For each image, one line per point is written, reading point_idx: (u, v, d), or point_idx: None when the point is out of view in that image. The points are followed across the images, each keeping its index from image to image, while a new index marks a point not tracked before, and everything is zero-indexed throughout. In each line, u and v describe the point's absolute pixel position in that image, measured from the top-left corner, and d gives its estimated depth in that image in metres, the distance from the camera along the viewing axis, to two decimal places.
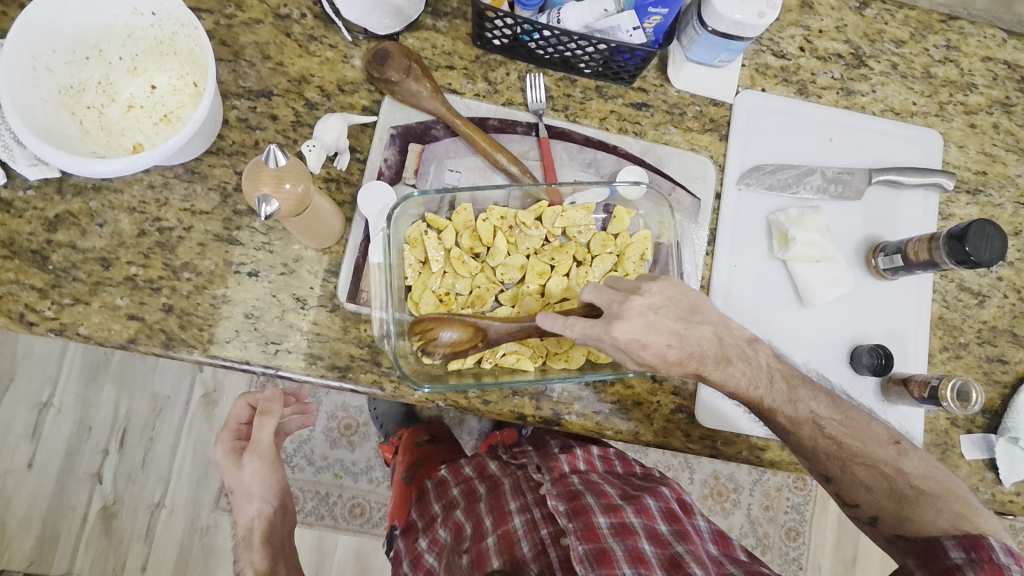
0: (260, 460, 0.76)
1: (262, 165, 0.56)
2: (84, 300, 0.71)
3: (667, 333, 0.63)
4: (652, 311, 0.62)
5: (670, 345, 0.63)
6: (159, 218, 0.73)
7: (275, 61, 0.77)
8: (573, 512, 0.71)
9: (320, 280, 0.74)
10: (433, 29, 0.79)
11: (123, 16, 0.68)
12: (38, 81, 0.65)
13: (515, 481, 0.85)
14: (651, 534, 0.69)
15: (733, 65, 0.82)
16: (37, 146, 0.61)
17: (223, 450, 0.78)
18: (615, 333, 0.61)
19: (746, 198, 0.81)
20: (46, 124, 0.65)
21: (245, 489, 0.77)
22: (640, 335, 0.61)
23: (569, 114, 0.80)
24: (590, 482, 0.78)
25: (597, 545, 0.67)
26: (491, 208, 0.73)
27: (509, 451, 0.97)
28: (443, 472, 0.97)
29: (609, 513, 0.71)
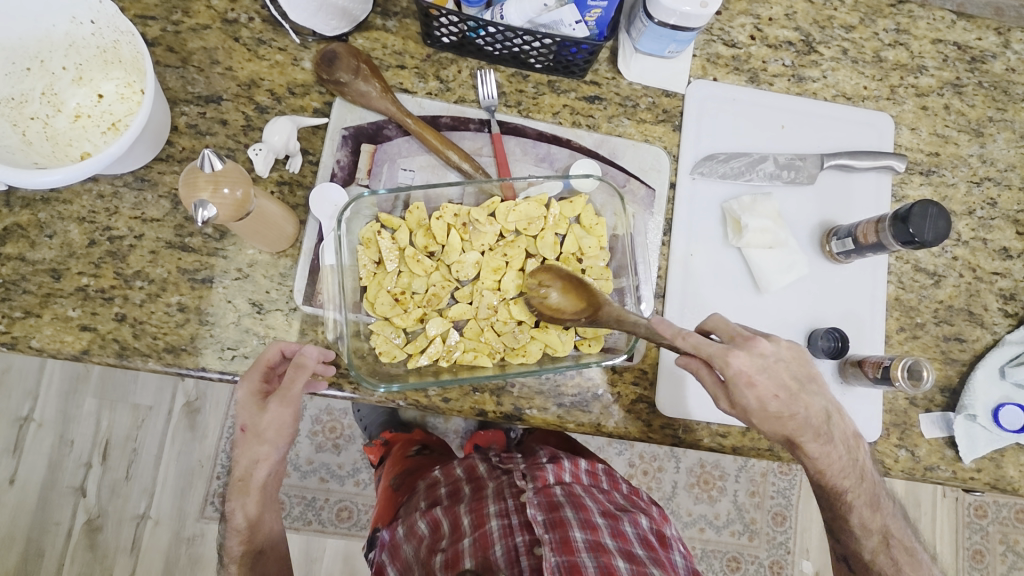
0: (286, 409, 0.68)
1: (200, 172, 0.56)
2: (36, 312, 0.70)
3: (777, 384, 0.65)
4: (773, 357, 0.65)
5: (773, 395, 0.65)
6: (109, 227, 0.73)
7: (224, 66, 0.77)
8: (550, 523, 0.71)
9: (275, 283, 0.74)
10: (383, 29, 0.79)
11: (62, 25, 0.67)
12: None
13: (499, 486, 0.81)
14: (625, 554, 0.70)
15: (684, 55, 0.83)
16: None
17: (245, 390, 0.68)
18: (729, 362, 0.64)
19: (700, 187, 0.81)
20: None
21: (260, 431, 0.68)
22: (751, 373, 0.64)
23: (522, 110, 0.81)
24: (573, 495, 0.77)
25: (570, 558, 0.67)
26: (444, 205, 0.73)
27: (498, 455, 0.95)
28: (435, 473, 0.94)
29: (585, 529, 0.71)
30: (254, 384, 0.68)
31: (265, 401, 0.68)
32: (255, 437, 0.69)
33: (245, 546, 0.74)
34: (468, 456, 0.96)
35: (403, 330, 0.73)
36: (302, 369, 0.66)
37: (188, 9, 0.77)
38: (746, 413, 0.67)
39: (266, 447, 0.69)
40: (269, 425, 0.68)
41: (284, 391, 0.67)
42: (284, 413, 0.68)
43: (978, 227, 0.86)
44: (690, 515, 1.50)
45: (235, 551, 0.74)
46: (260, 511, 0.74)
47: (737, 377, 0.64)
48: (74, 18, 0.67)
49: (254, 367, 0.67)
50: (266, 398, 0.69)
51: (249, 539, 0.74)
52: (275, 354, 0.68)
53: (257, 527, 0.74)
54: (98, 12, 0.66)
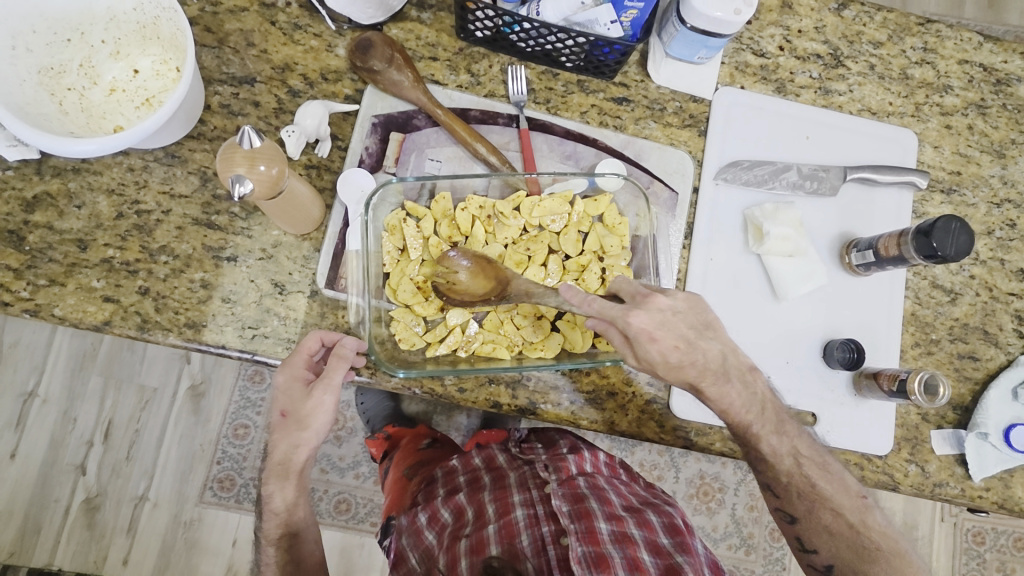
0: (329, 398, 0.69)
1: (236, 148, 0.56)
2: (60, 281, 0.71)
3: (675, 336, 0.65)
4: (670, 311, 0.65)
5: (673, 347, 0.65)
6: (138, 201, 0.73)
7: (259, 49, 0.78)
8: (576, 514, 0.72)
9: (299, 266, 0.74)
10: (417, 20, 0.80)
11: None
12: (16, 60, 0.65)
13: (521, 475, 0.83)
14: (651, 546, 0.70)
15: (713, 62, 0.83)
16: (16, 126, 0.61)
17: (287, 378, 0.69)
18: (630, 322, 0.63)
19: (723, 193, 0.82)
20: (23, 103, 0.66)
21: (302, 418, 0.70)
22: (650, 329, 0.64)
23: (550, 108, 0.81)
24: (596, 487, 0.79)
25: (596, 548, 0.67)
26: (469, 197, 0.74)
27: (517, 446, 0.95)
28: (453, 461, 0.95)
29: (610, 521, 0.72)
30: (297, 371, 0.69)
31: (307, 389, 0.69)
32: (296, 423, 0.71)
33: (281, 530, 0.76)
34: (486, 447, 0.96)
35: (423, 318, 0.73)
36: (345, 359, 0.68)
37: None
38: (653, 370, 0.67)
39: (307, 433, 0.70)
40: (310, 412, 0.70)
41: (324, 379, 0.68)
42: (324, 402, 0.69)
43: (996, 247, 0.87)
44: None
45: (272, 533, 0.76)
46: (297, 495, 0.76)
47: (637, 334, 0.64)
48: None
49: (295, 356, 0.68)
50: (307, 387, 0.70)
51: (287, 521, 0.76)
52: (316, 342, 0.69)
53: (294, 512, 0.76)
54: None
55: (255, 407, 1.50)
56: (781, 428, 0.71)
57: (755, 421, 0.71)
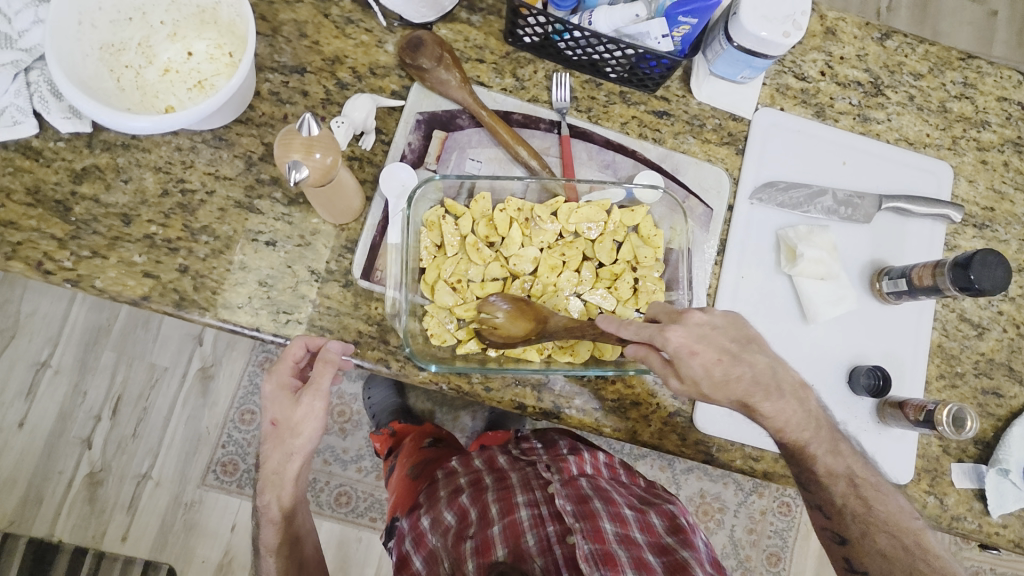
0: (318, 402, 0.69)
1: (297, 134, 0.57)
2: (102, 253, 0.72)
3: (717, 349, 0.66)
4: (709, 325, 0.66)
5: (717, 360, 0.65)
6: (183, 180, 0.75)
7: (311, 40, 0.79)
8: (580, 514, 0.71)
9: (335, 255, 0.75)
10: (467, 22, 0.82)
11: None
12: (82, 35, 0.67)
13: (524, 476, 0.83)
14: (656, 546, 0.70)
15: (755, 82, 0.84)
16: (76, 99, 0.63)
17: (275, 386, 0.70)
18: (668, 338, 0.64)
19: (757, 212, 0.82)
20: (85, 77, 0.67)
21: (292, 425, 0.70)
22: (692, 344, 0.64)
23: (592, 117, 0.82)
24: (600, 488, 0.79)
25: (602, 547, 0.67)
26: (508, 199, 0.75)
27: (518, 447, 0.96)
28: (454, 463, 0.96)
29: (615, 522, 0.71)
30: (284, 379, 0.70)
31: (295, 395, 0.70)
32: (289, 430, 0.70)
33: (280, 535, 0.75)
34: (488, 448, 0.98)
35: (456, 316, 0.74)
36: (330, 362, 0.68)
37: None
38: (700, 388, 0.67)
39: (300, 438, 0.70)
40: (301, 418, 0.69)
41: (312, 382, 0.69)
42: (314, 406, 0.69)
43: None
44: None
45: (273, 541, 0.76)
46: (294, 501, 0.75)
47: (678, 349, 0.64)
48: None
49: (280, 363, 0.69)
50: (296, 393, 0.70)
51: (285, 529, 0.76)
52: (300, 349, 0.70)
53: (293, 516, 0.76)
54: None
55: (263, 394, 1.51)
56: (837, 448, 0.72)
57: (812, 440, 0.71)
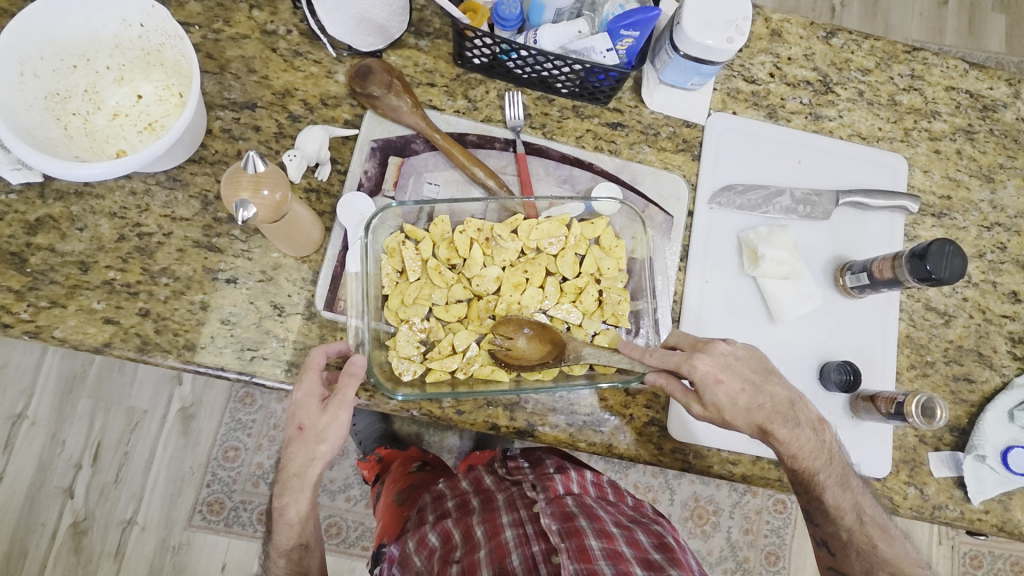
0: (344, 411, 0.67)
1: (246, 173, 0.57)
2: (61, 303, 0.71)
3: (740, 379, 0.68)
4: (732, 355, 0.68)
5: (740, 390, 0.68)
6: (140, 223, 0.74)
7: (260, 75, 0.79)
8: (565, 532, 0.71)
9: (297, 288, 0.75)
10: (415, 48, 0.82)
11: (112, 27, 0.70)
12: (25, 85, 0.66)
13: (509, 497, 0.82)
14: (642, 562, 0.69)
15: (705, 89, 0.85)
16: (22, 151, 0.62)
17: (302, 393, 0.68)
18: (695, 365, 0.66)
19: (717, 217, 0.83)
20: (30, 127, 0.67)
21: (318, 432, 0.67)
22: (718, 372, 0.67)
23: (546, 133, 0.83)
24: (585, 505, 0.78)
25: (588, 565, 0.65)
26: (468, 220, 0.74)
27: (505, 466, 0.95)
28: (440, 486, 0.95)
29: (601, 538, 0.70)
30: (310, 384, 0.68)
31: (323, 404, 0.68)
32: (314, 436, 0.68)
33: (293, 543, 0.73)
34: (474, 469, 0.98)
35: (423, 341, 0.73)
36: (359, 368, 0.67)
37: (229, 19, 0.80)
38: (721, 416, 0.69)
39: (325, 447, 0.68)
40: (326, 426, 0.67)
41: (339, 391, 0.67)
42: (340, 414, 0.67)
43: (988, 269, 0.88)
44: None
45: (284, 545, 0.73)
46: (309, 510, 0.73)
47: (703, 377, 0.66)
48: (128, 19, 0.69)
49: (306, 373, 0.68)
50: (323, 402, 0.68)
51: (298, 536, 0.74)
52: (321, 357, 0.69)
53: (306, 526, 0.73)
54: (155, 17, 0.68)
55: (246, 429, 1.49)
56: (846, 481, 0.73)
57: (822, 469, 0.72)
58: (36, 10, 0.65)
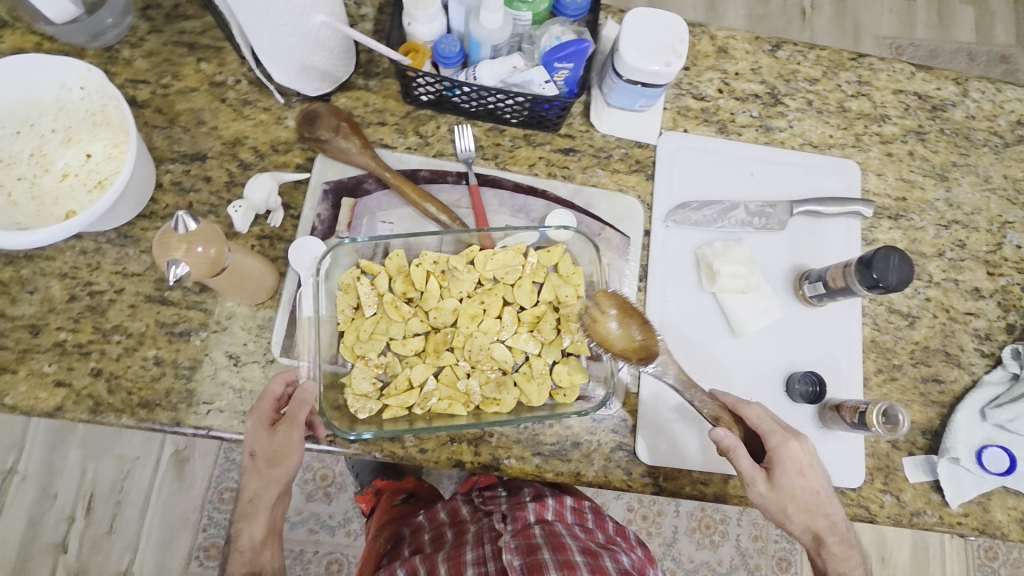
0: (295, 434, 0.68)
1: (176, 231, 0.56)
2: (12, 368, 0.70)
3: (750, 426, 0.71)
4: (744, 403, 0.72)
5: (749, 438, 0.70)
6: (90, 282, 0.74)
7: (209, 126, 0.80)
8: (526, 568, 0.71)
9: (253, 336, 0.74)
10: (364, 88, 0.83)
11: (53, 91, 0.72)
12: None
13: (479, 529, 0.82)
14: None
15: (655, 108, 0.86)
16: None
17: (255, 421, 0.68)
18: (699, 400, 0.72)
19: (674, 235, 0.83)
20: None
21: (272, 455, 0.69)
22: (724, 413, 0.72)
23: (498, 163, 0.83)
24: (552, 534, 0.78)
25: None
26: (423, 253, 0.74)
27: (483, 494, 0.93)
28: (420, 517, 0.93)
29: (562, 571, 0.70)
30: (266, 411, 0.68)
31: (274, 428, 0.69)
32: (269, 460, 0.70)
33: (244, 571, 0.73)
34: (454, 497, 0.94)
35: (381, 376, 0.73)
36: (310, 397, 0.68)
37: (177, 73, 0.82)
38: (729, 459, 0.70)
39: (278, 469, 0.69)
40: (280, 449, 0.68)
41: (289, 415, 0.67)
42: (290, 438, 0.68)
43: (949, 268, 0.88)
44: (692, 562, 1.46)
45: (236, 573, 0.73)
46: (266, 534, 0.73)
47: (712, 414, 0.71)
48: (71, 86, 0.72)
49: (261, 401, 0.68)
50: (275, 427, 0.69)
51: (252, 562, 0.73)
52: (279, 385, 0.69)
53: (260, 553, 0.73)
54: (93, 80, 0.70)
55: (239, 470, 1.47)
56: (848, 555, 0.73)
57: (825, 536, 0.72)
58: None
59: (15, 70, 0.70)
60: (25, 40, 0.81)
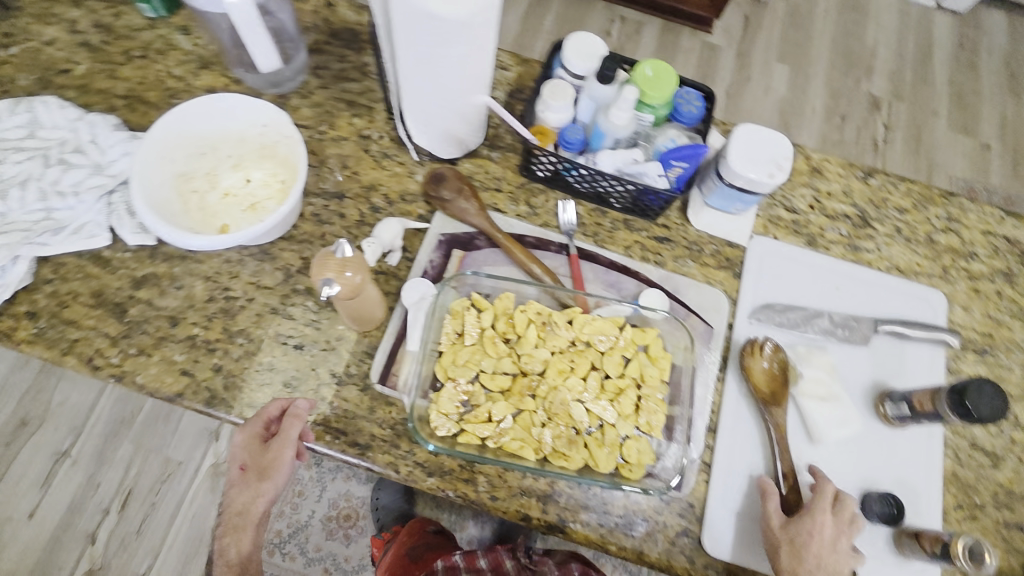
0: (284, 451, 0.72)
1: (334, 255, 0.65)
2: (148, 351, 0.79)
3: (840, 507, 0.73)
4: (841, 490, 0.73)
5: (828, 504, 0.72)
6: (228, 288, 0.83)
7: (351, 171, 0.92)
8: None
9: (356, 359, 0.81)
10: (487, 157, 0.94)
11: (241, 125, 0.84)
12: (163, 166, 0.79)
13: None
14: None
15: (749, 214, 0.93)
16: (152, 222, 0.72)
17: (246, 436, 0.73)
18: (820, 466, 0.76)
19: (757, 331, 0.86)
20: (161, 199, 0.78)
21: (260, 471, 0.74)
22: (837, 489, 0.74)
23: (598, 240, 0.90)
24: None
25: None
26: (529, 302, 0.82)
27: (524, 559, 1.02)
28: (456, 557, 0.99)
29: None
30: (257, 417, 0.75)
31: (263, 444, 0.74)
32: (256, 474, 0.74)
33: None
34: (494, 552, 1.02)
35: (464, 407, 0.77)
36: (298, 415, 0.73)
37: (333, 123, 0.94)
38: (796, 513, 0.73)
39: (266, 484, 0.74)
40: (269, 465, 0.73)
41: (283, 431, 0.72)
42: (280, 455, 0.72)
43: None
44: None
45: None
46: (251, 549, 0.78)
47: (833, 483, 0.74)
48: (251, 122, 0.84)
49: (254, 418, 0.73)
50: (264, 443, 0.74)
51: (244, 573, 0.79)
52: (276, 408, 0.74)
53: (246, 565, 0.78)
54: (273, 120, 0.82)
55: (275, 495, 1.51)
56: None
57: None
58: (186, 108, 0.80)
59: (211, 105, 0.81)
60: (218, 80, 0.96)
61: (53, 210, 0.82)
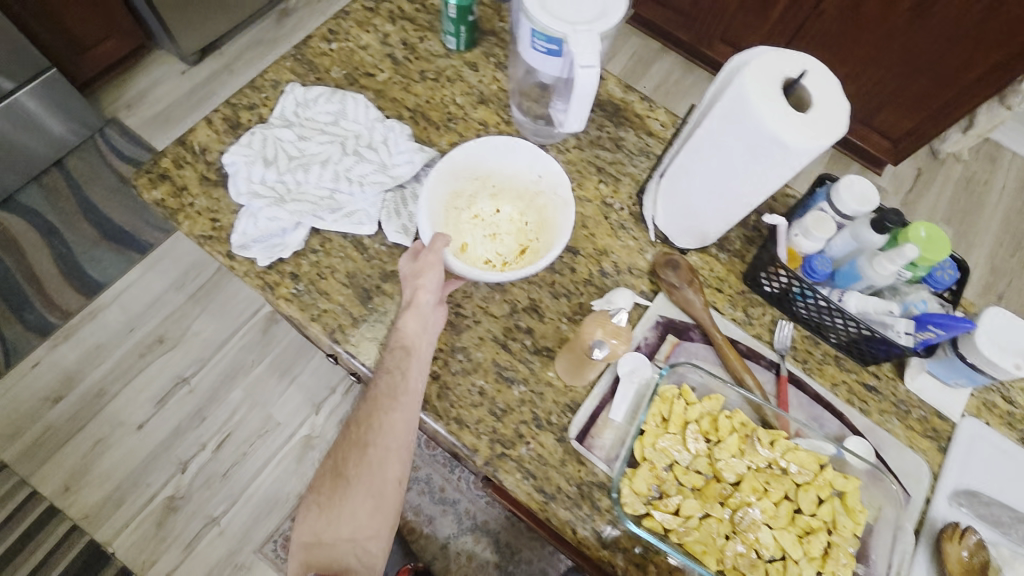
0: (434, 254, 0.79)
1: (607, 318, 0.71)
2: (380, 341, 0.86)
3: None
4: None
5: None
6: (460, 305, 0.89)
7: (588, 231, 0.97)
8: None
9: (558, 410, 0.84)
10: (715, 256, 0.97)
11: (518, 168, 0.92)
12: (445, 183, 0.88)
13: None
14: None
15: (966, 391, 0.90)
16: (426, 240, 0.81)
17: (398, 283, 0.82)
18: None
19: (955, 516, 0.83)
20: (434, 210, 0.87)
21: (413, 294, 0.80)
22: None
23: (807, 368, 0.90)
24: None
25: None
26: (736, 411, 0.83)
27: None
28: None
29: None
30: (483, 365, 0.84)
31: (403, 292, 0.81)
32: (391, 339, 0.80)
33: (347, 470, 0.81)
34: None
35: (657, 493, 0.78)
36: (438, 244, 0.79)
37: (581, 183, 1.01)
38: None
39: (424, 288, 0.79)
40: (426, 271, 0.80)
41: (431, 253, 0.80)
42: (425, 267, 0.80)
43: None
44: None
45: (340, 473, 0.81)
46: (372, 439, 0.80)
47: None
48: (533, 173, 0.91)
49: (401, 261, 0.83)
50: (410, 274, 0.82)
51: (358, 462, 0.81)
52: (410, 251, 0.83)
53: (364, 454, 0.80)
54: (554, 181, 0.90)
55: None
56: None
57: None
58: (484, 143, 0.89)
59: (509, 147, 0.90)
60: (490, 115, 1.04)
61: (338, 192, 0.92)
